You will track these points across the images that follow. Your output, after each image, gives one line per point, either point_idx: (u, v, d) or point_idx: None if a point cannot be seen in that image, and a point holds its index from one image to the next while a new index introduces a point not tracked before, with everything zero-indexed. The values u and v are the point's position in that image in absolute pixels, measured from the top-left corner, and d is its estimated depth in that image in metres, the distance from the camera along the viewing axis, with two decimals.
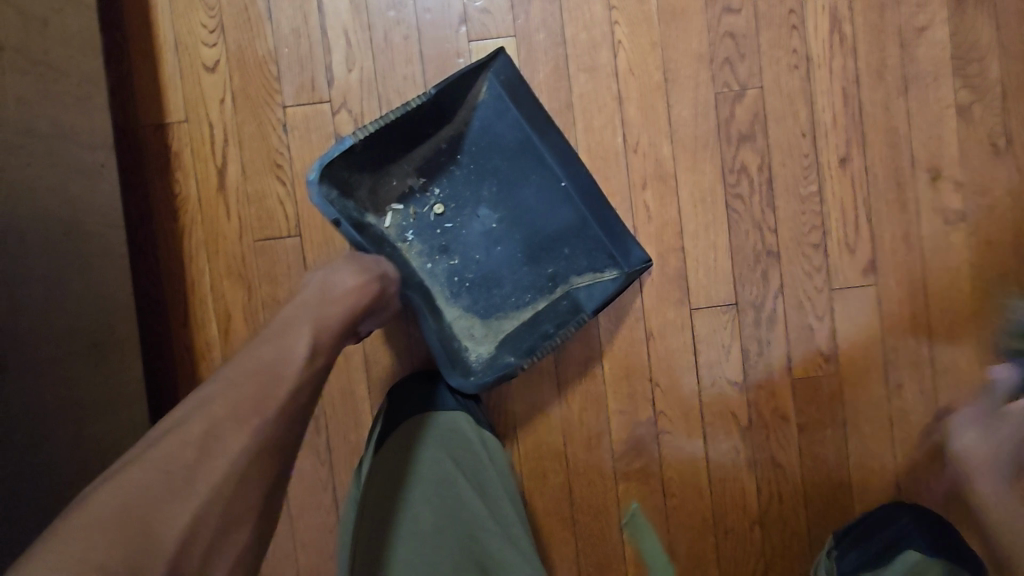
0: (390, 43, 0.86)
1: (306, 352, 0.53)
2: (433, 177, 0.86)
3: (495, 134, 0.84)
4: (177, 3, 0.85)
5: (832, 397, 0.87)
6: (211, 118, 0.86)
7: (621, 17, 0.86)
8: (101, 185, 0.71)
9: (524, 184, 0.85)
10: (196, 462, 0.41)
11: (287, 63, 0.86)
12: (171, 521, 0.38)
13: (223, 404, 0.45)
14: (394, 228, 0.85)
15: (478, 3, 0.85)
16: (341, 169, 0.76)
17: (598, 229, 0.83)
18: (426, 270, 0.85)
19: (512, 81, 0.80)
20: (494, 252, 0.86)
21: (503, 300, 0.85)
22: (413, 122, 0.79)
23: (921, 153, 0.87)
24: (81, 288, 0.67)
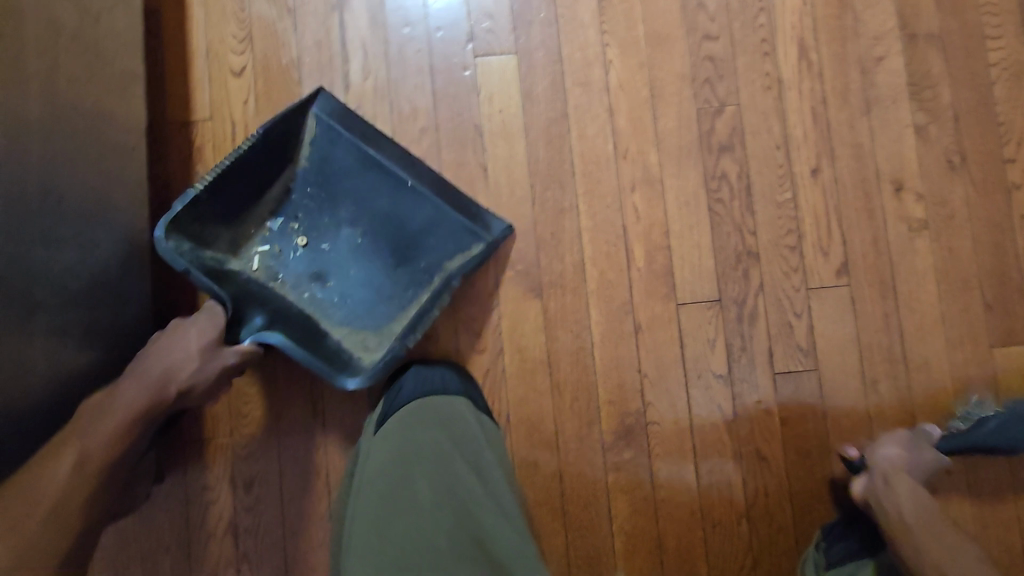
0: (403, 56, 0.95)
1: (70, 470, 0.62)
2: (291, 214, 0.90)
3: (332, 159, 0.88)
4: (211, 16, 0.94)
5: (812, 391, 0.91)
6: (234, 117, 0.93)
7: (611, 40, 0.95)
8: (131, 167, 0.77)
9: (374, 197, 0.89)
10: (2, 538, 0.57)
11: (308, 70, 0.94)
12: (8, 538, 0.57)
13: (14, 507, 0.58)
14: (263, 270, 0.88)
15: (483, 24, 0.95)
16: (188, 224, 0.80)
17: (455, 213, 0.87)
18: (304, 300, 0.88)
19: (336, 110, 0.86)
20: (371, 262, 0.90)
21: (387, 309, 0.88)
22: (253, 170, 0.84)
23: (885, 167, 0.95)
24: (104, 255, 0.72)
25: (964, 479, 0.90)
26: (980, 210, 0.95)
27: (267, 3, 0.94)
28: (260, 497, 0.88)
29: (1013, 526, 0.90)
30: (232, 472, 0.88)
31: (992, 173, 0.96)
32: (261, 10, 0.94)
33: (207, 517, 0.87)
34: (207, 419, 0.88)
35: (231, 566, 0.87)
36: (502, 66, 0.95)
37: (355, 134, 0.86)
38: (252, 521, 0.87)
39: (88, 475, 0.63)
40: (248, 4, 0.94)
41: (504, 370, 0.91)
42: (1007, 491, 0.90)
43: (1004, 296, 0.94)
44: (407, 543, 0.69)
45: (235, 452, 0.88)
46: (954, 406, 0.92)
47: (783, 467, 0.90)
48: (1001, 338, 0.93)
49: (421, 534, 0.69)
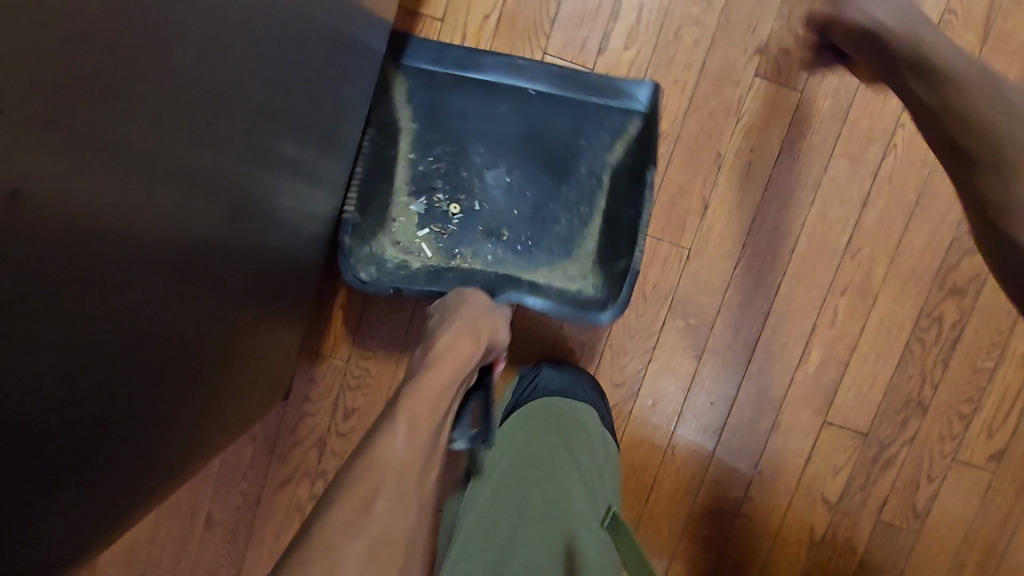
0: (678, 40, 0.80)
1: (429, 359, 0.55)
2: (428, 185, 0.84)
3: (441, 108, 0.79)
4: None
5: (902, 550, 0.90)
6: (467, 31, 0.80)
7: (907, 122, 0.81)
8: (364, 55, 0.63)
9: (511, 125, 0.80)
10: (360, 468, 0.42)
11: (569, 12, 0.80)
12: (382, 476, 0.42)
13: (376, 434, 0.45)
14: (439, 253, 0.84)
15: (781, 42, 0.80)
16: (359, 245, 0.75)
17: (591, 96, 0.75)
18: (493, 262, 0.84)
19: (427, 49, 0.74)
20: (533, 194, 0.84)
21: (569, 227, 0.82)
22: (378, 141, 0.76)
23: None
24: (340, 170, 0.69)
25: None
26: None
27: None
28: (355, 428, 0.87)
29: None
30: (337, 394, 0.87)
31: None
32: None
33: (300, 425, 0.88)
34: (329, 336, 0.86)
35: (307, 477, 0.88)
36: (777, 99, 0.81)
37: (450, 66, 0.74)
38: (341, 447, 0.88)
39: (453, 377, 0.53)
40: None
41: (630, 410, 0.88)
42: None
43: None
44: (508, 535, 0.68)
45: (347, 378, 0.87)
46: None
47: None
48: None
49: (525, 539, 0.67)
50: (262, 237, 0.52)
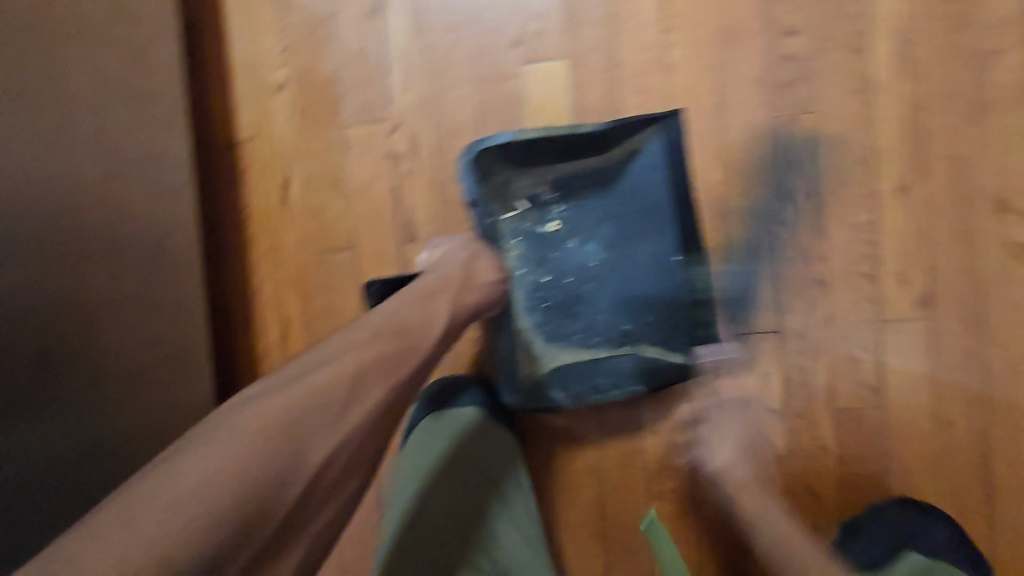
0: (446, 66, 0.89)
1: (439, 329, 0.65)
2: (577, 220, 0.88)
3: (637, 189, 0.86)
4: (251, 28, 0.91)
5: (875, 430, 0.86)
6: (277, 135, 0.92)
7: (674, 41, 0.85)
8: (145, 193, 0.74)
9: (640, 244, 0.86)
10: (301, 434, 0.49)
11: (350, 84, 0.90)
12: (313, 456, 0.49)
13: (318, 377, 0.52)
14: (509, 224, 0.87)
15: (532, 25, 0.87)
16: (492, 155, 0.81)
17: (685, 302, 0.86)
18: (519, 275, 0.87)
19: (675, 142, 0.81)
20: (590, 287, 0.88)
21: (570, 331, 0.88)
22: (574, 144, 0.83)
23: (990, 184, 0.83)
24: (167, 296, 0.77)
25: None
26: None
27: (309, 8, 0.90)
28: None
29: None
30: None
31: None
32: (302, 17, 0.90)
33: None
34: None
35: None
36: (551, 74, 0.87)
37: (665, 145, 0.82)
38: None
39: (385, 342, 0.60)
40: (287, 12, 0.90)
41: None
42: None
43: None
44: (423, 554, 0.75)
45: None
46: None
47: (834, 505, 0.87)
48: None
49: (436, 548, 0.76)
50: (113, 336, 0.71)
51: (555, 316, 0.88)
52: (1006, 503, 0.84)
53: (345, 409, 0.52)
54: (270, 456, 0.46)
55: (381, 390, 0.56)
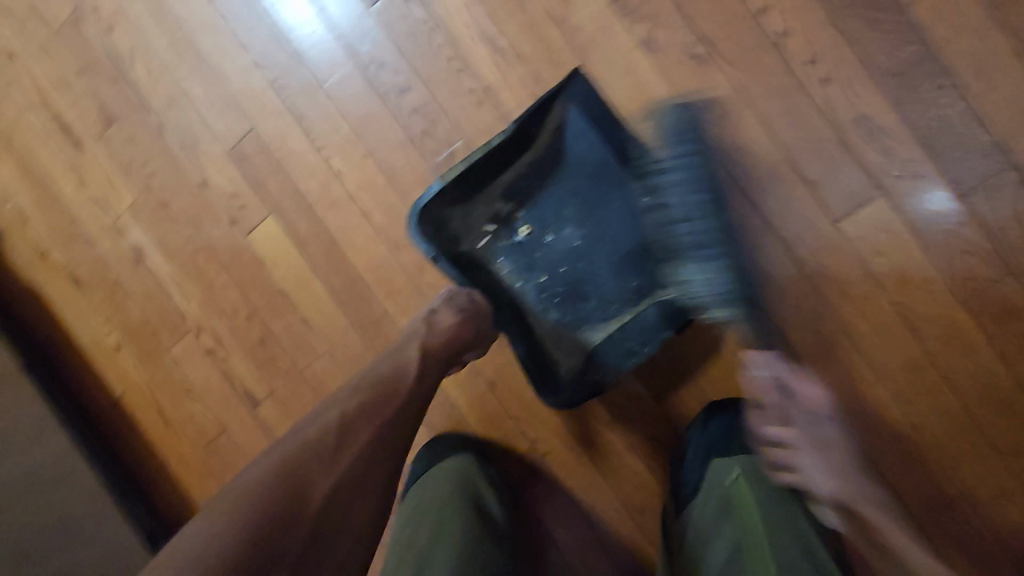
0: (201, 268, 1.07)
1: (416, 367, 0.69)
2: (541, 220, 0.88)
3: (590, 159, 0.83)
4: (78, 318, 1.16)
5: (670, 361, 0.90)
6: (137, 380, 1.15)
7: (330, 152, 0.97)
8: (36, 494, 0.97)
9: (603, 205, 0.85)
10: (334, 448, 0.59)
11: (155, 319, 1.12)
12: (326, 472, 0.58)
13: (334, 410, 0.62)
14: (488, 249, 0.89)
15: (235, 204, 1.03)
16: (436, 208, 0.80)
17: (678, 244, 0.80)
18: (517, 287, 0.89)
19: (589, 101, 0.76)
20: (586, 265, 0.87)
21: (590, 311, 0.88)
22: (498, 158, 0.79)
23: (630, 106, 0.85)
24: (89, 553, 0.98)
25: (866, 368, 0.82)
26: (753, 86, 0.80)
27: (101, 283, 1.13)
28: None
29: (944, 386, 0.79)
30: None
31: (748, 38, 0.80)
32: (100, 292, 1.14)
33: None
34: None
35: None
36: (267, 230, 1.03)
37: (582, 108, 0.78)
38: None
39: (399, 389, 0.67)
40: (91, 294, 1.14)
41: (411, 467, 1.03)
42: (922, 356, 0.80)
43: (827, 163, 0.80)
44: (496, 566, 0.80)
45: None
46: (821, 303, 0.83)
47: (676, 437, 0.91)
48: (840, 210, 0.80)
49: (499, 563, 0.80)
50: None
51: (567, 311, 0.88)
52: (817, 361, 0.83)
53: (341, 444, 0.60)
54: (276, 498, 0.54)
55: (366, 435, 0.62)
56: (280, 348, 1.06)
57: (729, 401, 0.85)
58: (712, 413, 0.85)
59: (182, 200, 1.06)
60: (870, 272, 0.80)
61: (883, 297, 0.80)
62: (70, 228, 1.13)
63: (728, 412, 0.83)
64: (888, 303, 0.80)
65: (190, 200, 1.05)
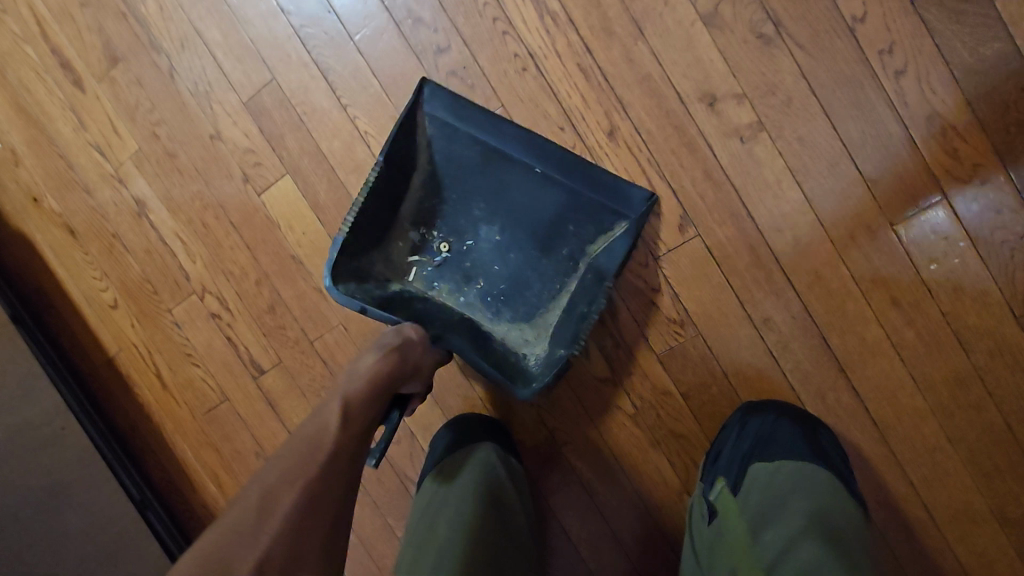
0: (208, 226, 1.01)
1: (337, 416, 0.61)
2: (456, 229, 0.90)
3: (457, 159, 0.87)
4: (72, 270, 1.09)
5: (703, 357, 0.86)
6: (133, 340, 1.09)
7: (356, 111, 0.91)
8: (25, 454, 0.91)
9: (504, 189, 0.86)
10: (260, 519, 0.49)
11: (156, 277, 1.05)
12: (255, 546, 0.47)
13: (270, 474, 0.53)
14: (419, 279, 0.91)
15: (249, 160, 0.96)
16: (345, 264, 0.83)
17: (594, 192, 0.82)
18: (463, 305, 0.90)
19: (449, 102, 0.84)
20: (515, 254, 0.88)
21: (538, 297, 0.88)
22: (383, 188, 0.84)
23: (686, 85, 0.79)
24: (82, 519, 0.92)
25: (908, 378, 0.80)
26: (821, 73, 0.75)
27: (99, 236, 1.06)
28: None
29: (985, 400, 0.78)
30: None
31: (820, 20, 0.75)
32: (98, 245, 1.07)
33: None
34: None
35: None
36: (283, 191, 0.96)
37: (449, 108, 0.85)
38: None
39: (326, 440, 0.58)
40: (88, 246, 1.07)
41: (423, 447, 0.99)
42: (967, 369, 0.78)
43: (890, 161, 0.76)
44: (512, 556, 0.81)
45: None
46: (869, 307, 0.79)
47: (703, 436, 0.88)
48: (900, 211, 0.76)
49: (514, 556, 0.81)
50: None
51: (514, 307, 0.89)
52: (858, 367, 0.81)
53: (266, 515, 0.49)
54: None
55: (295, 493, 0.52)
56: (290, 316, 1.01)
57: (768, 401, 0.82)
58: (751, 414, 0.81)
59: (191, 152, 0.99)
60: (923, 279, 0.77)
61: (934, 307, 0.78)
62: (67, 173, 1.06)
63: (769, 411, 0.81)
64: (939, 313, 0.78)
65: (199, 152, 0.98)
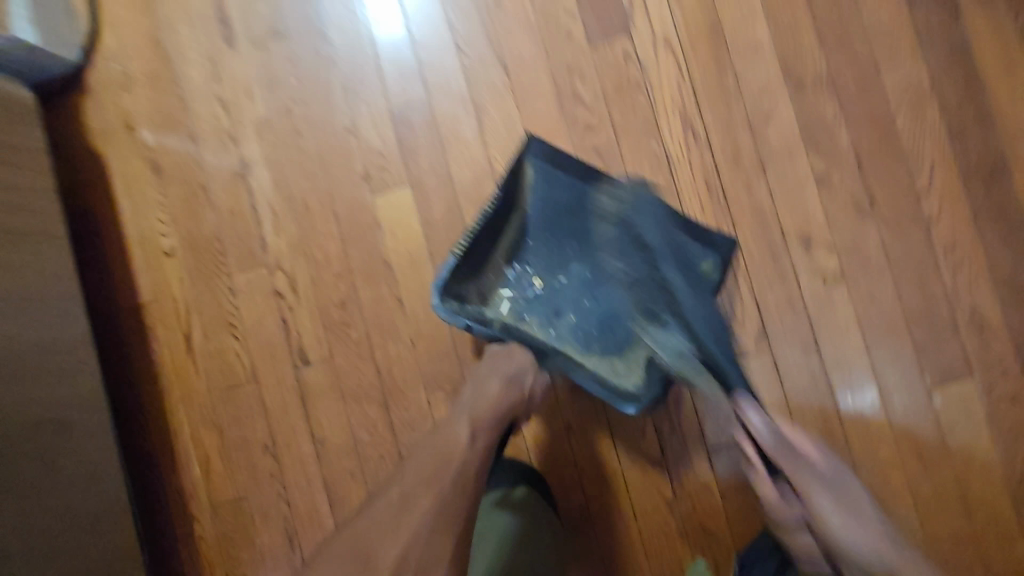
0: (308, 208, 1.01)
1: (466, 435, 0.77)
2: (551, 263, 0.95)
3: (559, 202, 0.93)
4: (138, 206, 1.04)
5: (748, 462, 0.93)
6: (174, 294, 1.03)
7: (497, 153, 0.98)
8: (46, 379, 0.81)
9: (602, 233, 0.93)
10: (395, 520, 0.67)
11: (230, 239, 1.03)
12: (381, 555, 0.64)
13: (406, 476, 0.73)
14: (510, 312, 0.95)
15: (375, 162, 1.00)
16: (448, 288, 0.89)
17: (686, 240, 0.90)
18: (553, 338, 0.94)
19: (551, 154, 0.91)
20: (609, 292, 0.93)
21: (630, 334, 0.92)
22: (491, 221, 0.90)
23: (790, 224, 0.93)
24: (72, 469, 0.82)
25: (918, 527, 0.89)
26: (896, 249, 0.92)
27: (184, 182, 1.04)
28: None
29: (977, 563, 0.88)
30: None
31: (904, 209, 0.92)
32: (178, 190, 1.04)
33: None
34: (205, 563, 1.00)
35: None
36: (398, 199, 1.00)
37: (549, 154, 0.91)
38: None
39: (447, 460, 0.73)
40: (166, 188, 1.04)
41: None
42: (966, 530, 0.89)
43: (936, 335, 0.91)
44: None
45: None
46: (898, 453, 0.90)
47: (728, 537, 0.93)
48: (935, 378, 0.91)
49: None
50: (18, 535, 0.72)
51: (607, 342, 0.93)
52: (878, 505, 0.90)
53: (399, 517, 0.68)
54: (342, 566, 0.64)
55: (426, 496, 0.69)
56: (359, 317, 1.00)
57: None
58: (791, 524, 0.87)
59: (319, 136, 1.01)
60: (944, 440, 0.90)
61: (949, 467, 0.90)
62: (177, 113, 1.04)
63: None
64: (952, 474, 0.90)
65: (328, 140, 1.01)
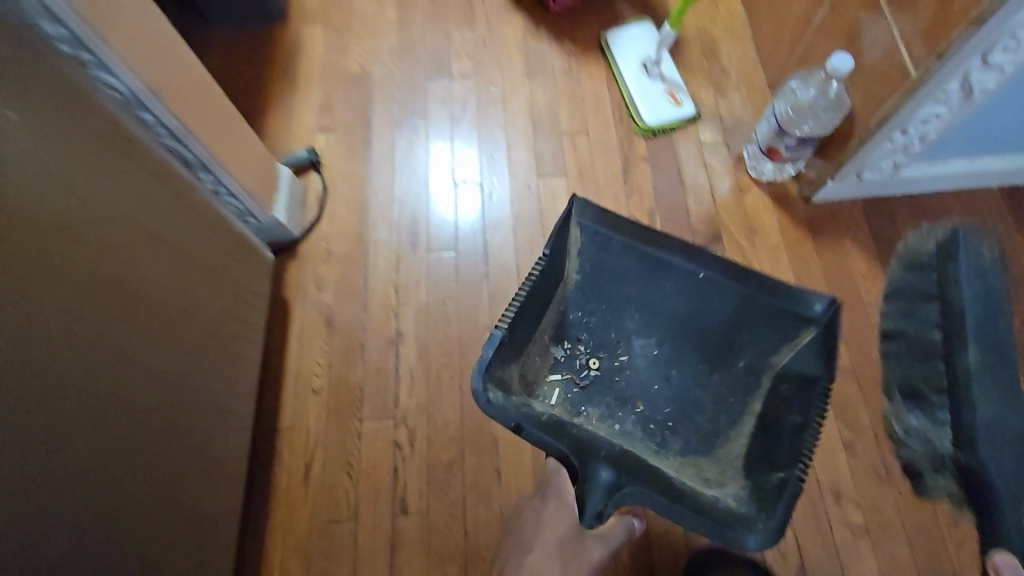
0: (440, 379, 1.26)
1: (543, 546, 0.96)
2: (609, 342, 1.12)
3: (609, 264, 1.05)
4: (304, 348, 1.30)
5: None
6: (309, 426, 1.22)
7: None
8: (208, 484, 0.97)
9: (664, 295, 1.05)
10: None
11: (370, 390, 1.25)
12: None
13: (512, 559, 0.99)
14: (563, 405, 1.07)
15: None
16: (491, 377, 0.91)
17: (767, 297, 0.96)
18: (617, 430, 1.06)
19: (595, 217, 1.00)
20: (676, 369, 1.09)
21: (706, 422, 1.05)
22: (535, 295, 0.98)
23: (824, 478, 1.18)
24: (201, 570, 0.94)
25: None
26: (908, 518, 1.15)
27: (347, 338, 1.31)
28: None
29: None
30: None
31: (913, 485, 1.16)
32: (340, 343, 1.30)
33: None
34: None
35: None
36: None
37: (594, 217, 1.00)
38: None
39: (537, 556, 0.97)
40: (332, 339, 1.31)
41: None
42: None
43: None
44: None
45: None
46: None
47: None
48: None
49: None
50: None
51: (681, 435, 1.05)
52: None
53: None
54: None
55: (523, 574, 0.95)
56: (460, 480, 1.17)
57: None
58: None
59: (463, 327, 1.31)
60: None
61: None
62: (358, 287, 1.36)
63: None
64: None
65: (470, 330, 1.31)
